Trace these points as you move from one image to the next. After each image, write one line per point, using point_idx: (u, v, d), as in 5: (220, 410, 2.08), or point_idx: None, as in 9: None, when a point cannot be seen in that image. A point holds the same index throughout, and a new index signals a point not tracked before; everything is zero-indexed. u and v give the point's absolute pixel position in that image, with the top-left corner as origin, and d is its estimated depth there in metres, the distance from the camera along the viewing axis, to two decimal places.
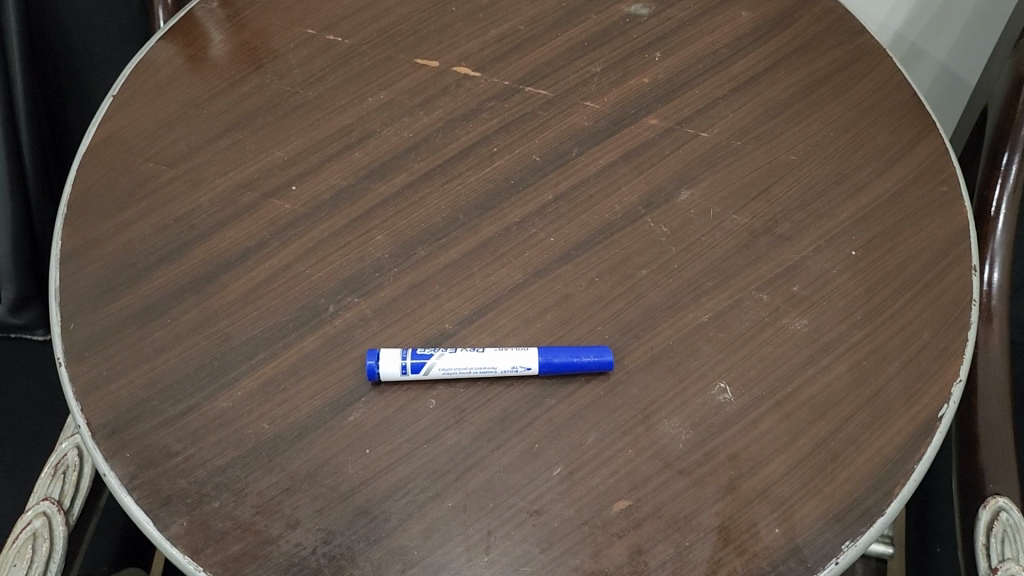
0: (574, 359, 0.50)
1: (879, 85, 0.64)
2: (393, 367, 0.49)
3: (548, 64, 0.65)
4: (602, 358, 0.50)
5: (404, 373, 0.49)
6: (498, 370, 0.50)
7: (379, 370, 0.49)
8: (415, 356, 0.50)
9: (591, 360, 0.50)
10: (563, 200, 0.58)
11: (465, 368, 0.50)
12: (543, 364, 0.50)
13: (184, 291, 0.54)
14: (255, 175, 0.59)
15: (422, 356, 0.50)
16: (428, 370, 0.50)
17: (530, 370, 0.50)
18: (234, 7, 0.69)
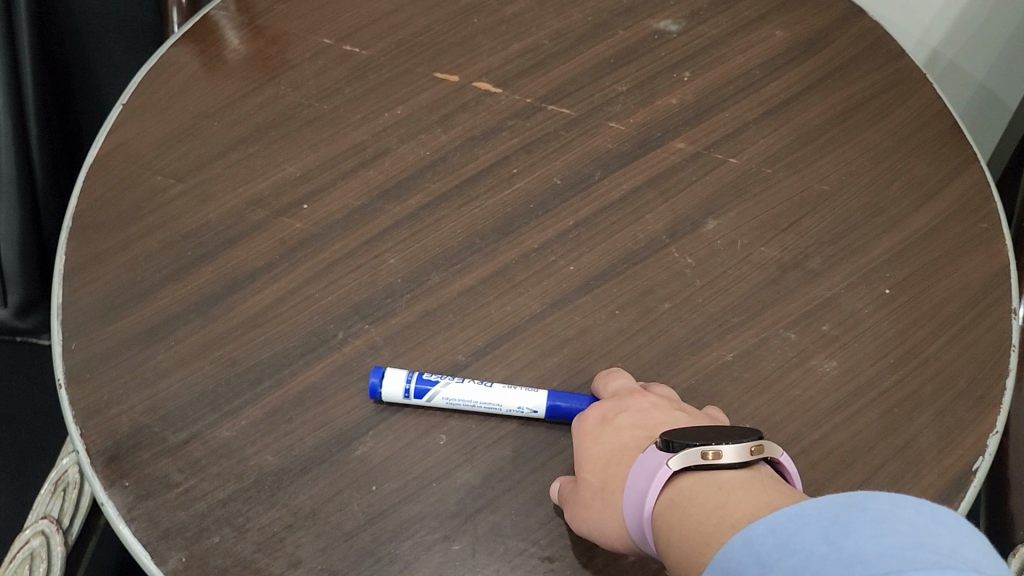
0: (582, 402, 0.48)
1: (919, 111, 0.62)
2: (396, 389, 0.48)
3: (573, 82, 0.62)
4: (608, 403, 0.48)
5: (407, 398, 0.48)
6: (503, 410, 0.47)
7: (383, 391, 0.48)
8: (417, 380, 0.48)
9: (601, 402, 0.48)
10: (584, 226, 0.55)
11: (469, 400, 0.48)
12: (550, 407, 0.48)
13: (190, 312, 0.52)
14: (266, 192, 0.57)
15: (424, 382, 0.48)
16: (431, 399, 0.48)
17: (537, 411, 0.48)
18: (250, 13, 0.67)
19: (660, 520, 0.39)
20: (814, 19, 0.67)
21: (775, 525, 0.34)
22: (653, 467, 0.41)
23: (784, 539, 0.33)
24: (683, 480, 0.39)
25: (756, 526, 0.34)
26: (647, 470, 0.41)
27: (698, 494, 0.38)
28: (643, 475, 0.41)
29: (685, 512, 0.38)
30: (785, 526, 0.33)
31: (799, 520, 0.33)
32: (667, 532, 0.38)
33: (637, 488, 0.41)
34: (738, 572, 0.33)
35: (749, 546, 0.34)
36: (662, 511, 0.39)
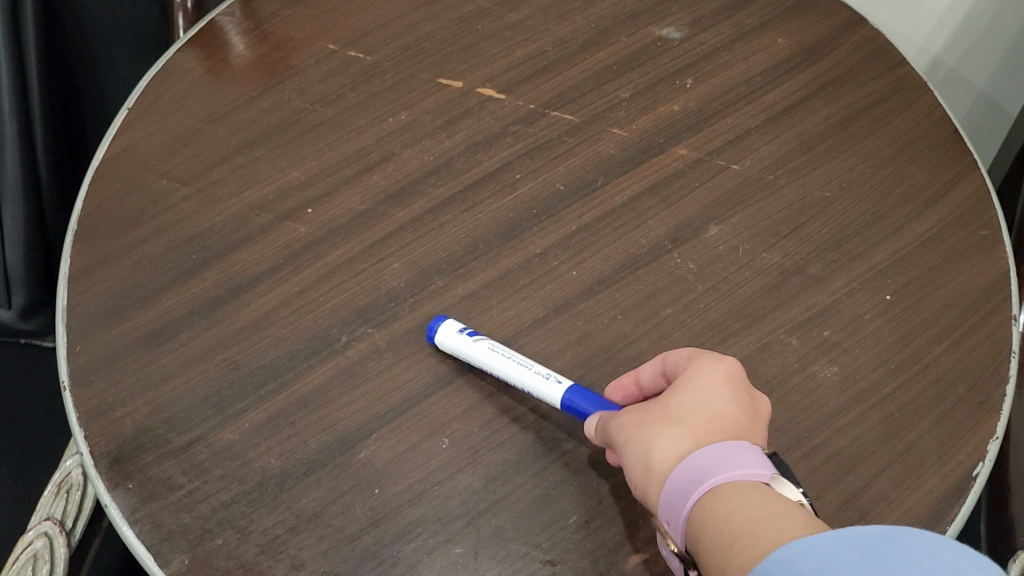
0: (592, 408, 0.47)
1: (920, 118, 0.62)
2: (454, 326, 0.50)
3: (575, 89, 0.63)
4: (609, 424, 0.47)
5: (459, 332, 0.50)
6: (531, 367, 0.48)
7: (441, 326, 0.50)
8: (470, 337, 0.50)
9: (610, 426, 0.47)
10: (587, 231, 0.56)
11: (508, 355, 0.49)
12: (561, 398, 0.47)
13: (194, 315, 0.52)
14: (270, 197, 0.57)
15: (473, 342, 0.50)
16: (478, 338, 0.50)
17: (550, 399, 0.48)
18: (255, 19, 0.68)
19: (698, 520, 0.37)
20: (816, 27, 0.67)
21: (812, 547, 0.33)
22: (713, 464, 0.38)
23: (823, 562, 0.32)
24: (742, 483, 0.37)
25: (794, 545, 0.33)
26: (707, 459, 0.38)
27: (745, 501, 0.36)
28: (696, 463, 0.39)
29: (731, 520, 0.36)
30: (825, 549, 0.32)
31: (836, 546, 0.32)
32: (707, 539, 0.37)
33: (682, 473, 0.39)
34: None
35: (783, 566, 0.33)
36: (705, 511, 0.37)
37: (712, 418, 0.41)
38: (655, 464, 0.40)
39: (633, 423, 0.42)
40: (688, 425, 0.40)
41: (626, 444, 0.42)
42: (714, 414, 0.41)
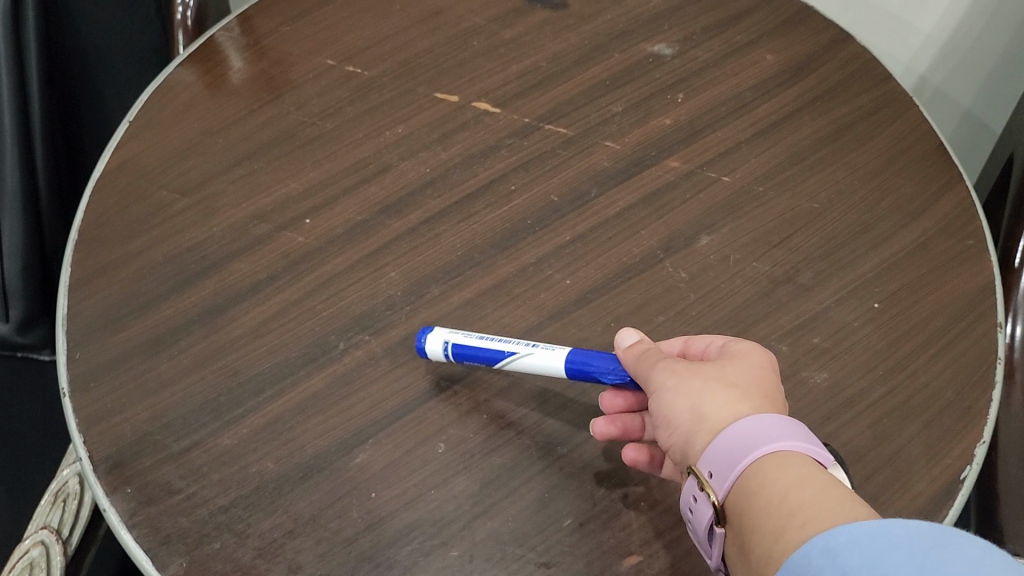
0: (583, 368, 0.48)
1: (906, 132, 0.63)
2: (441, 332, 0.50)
3: (569, 103, 0.64)
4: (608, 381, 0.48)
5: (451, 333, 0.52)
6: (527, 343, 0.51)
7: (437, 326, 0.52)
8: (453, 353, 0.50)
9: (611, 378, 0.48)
10: (580, 241, 0.57)
11: None
12: (568, 367, 0.49)
13: (193, 323, 0.53)
14: (269, 207, 0.58)
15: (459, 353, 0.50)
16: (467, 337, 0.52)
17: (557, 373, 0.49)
18: (255, 35, 0.69)
19: (757, 484, 0.38)
20: (804, 44, 0.68)
21: (859, 536, 0.33)
22: (783, 434, 0.39)
23: (872, 557, 0.33)
24: (809, 461, 0.38)
25: (840, 533, 0.34)
26: (777, 427, 0.39)
27: (813, 482, 0.37)
28: (766, 429, 0.39)
29: (800, 495, 0.36)
30: (874, 543, 0.33)
31: (884, 541, 0.33)
32: (767, 506, 0.37)
33: (749, 431, 0.39)
34: None
35: (828, 554, 0.34)
36: (769, 478, 0.38)
37: (762, 387, 0.42)
38: (705, 415, 0.41)
39: (685, 373, 0.43)
40: (741, 388, 0.42)
41: (674, 387, 0.43)
42: (764, 384, 0.42)
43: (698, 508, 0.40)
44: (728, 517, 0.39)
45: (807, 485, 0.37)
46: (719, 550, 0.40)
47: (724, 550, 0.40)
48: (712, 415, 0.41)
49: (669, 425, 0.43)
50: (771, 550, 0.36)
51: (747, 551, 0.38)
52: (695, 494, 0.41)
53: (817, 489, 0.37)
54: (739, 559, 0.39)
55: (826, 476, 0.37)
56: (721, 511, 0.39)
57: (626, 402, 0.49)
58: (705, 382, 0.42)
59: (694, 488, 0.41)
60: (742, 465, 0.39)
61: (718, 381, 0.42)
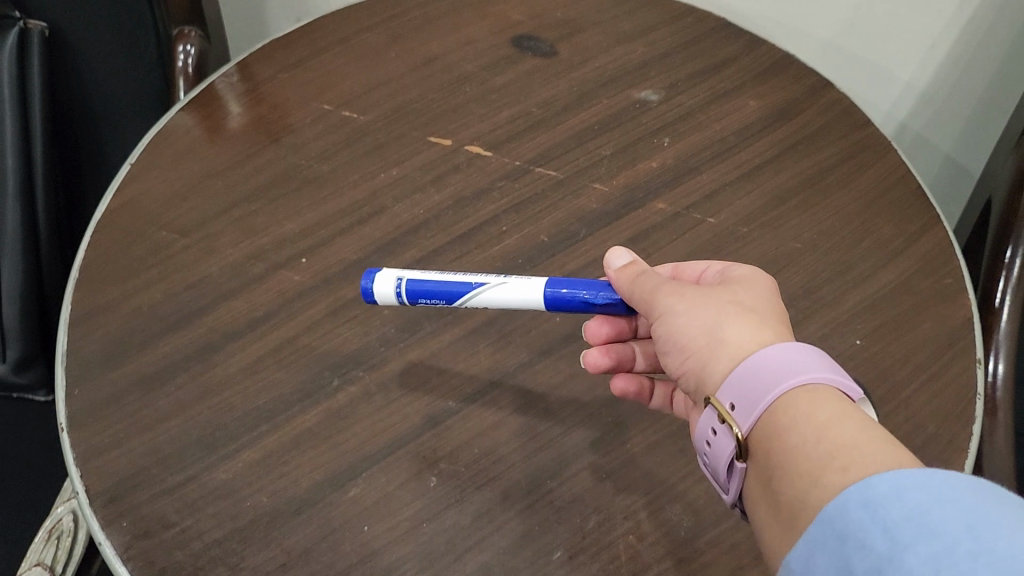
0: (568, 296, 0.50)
1: (885, 175, 0.65)
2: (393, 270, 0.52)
3: (559, 147, 0.66)
4: (594, 304, 0.50)
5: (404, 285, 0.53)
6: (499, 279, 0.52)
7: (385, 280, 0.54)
8: (408, 293, 0.52)
9: (598, 301, 0.50)
10: (570, 280, 0.58)
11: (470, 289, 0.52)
12: (546, 297, 0.50)
13: (190, 360, 0.54)
14: (267, 247, 0.60)
15: (415, 291, 0.52)
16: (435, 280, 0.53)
17: (534, 305, 0.51)
18: (254, 81, 0.71)
19: (792, 423, 0.39)
20: (786, 90, 0.71)
21: (900, 488, 0.34)
22: (808, 361, 0.40)
23: (917, 511, 0.33)
24: (839, 397, 0.40)
25: (880, 483, 0.34)
26: (801, 357, 0.41)
27: (850, 425, 0.38)
28: (794, 360, 0.40)
29: (837, 440, 0.37)
30: (918, 498, 0.33)
31: (928, 497, 0.33)
32: (802, 447, 0.38)
33: (775, 361, 0.40)
34: (857, 534, 0.34)
35: (869, 509, 0.34)
36: (803, 416, 0.39)
37: (769, 313, 0.45)
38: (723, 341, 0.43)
39: (702, 304, 0.45)
40: (757, 319, 0.44)
41: (686, 311, 0.45)
42: (772, 314, 0.45)
43: (719, 442, 0.42)
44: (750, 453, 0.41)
45: (844, 429, 0.38)
46: (738, 485, 0.42)
47: (742, 485, 0.42)
48: (728, 337, 0.43)
49: (683, 352, 0.45)
50: (808, 495, 0.37)
51: (776, 494, 0.39)
52: (715, 427, 0.42)
53: (856, 433, 0.37)
54: (766, 502, 0.40)
55: (863, 419, 0.38)
56: (744, 448, 0.41)
57: (613, 328, 0.53)
58: (719, 309, 0.44)
59: (715, 422, 0.42)
60: (773, 396, 0.40)
61: (736, 313, 0.44)
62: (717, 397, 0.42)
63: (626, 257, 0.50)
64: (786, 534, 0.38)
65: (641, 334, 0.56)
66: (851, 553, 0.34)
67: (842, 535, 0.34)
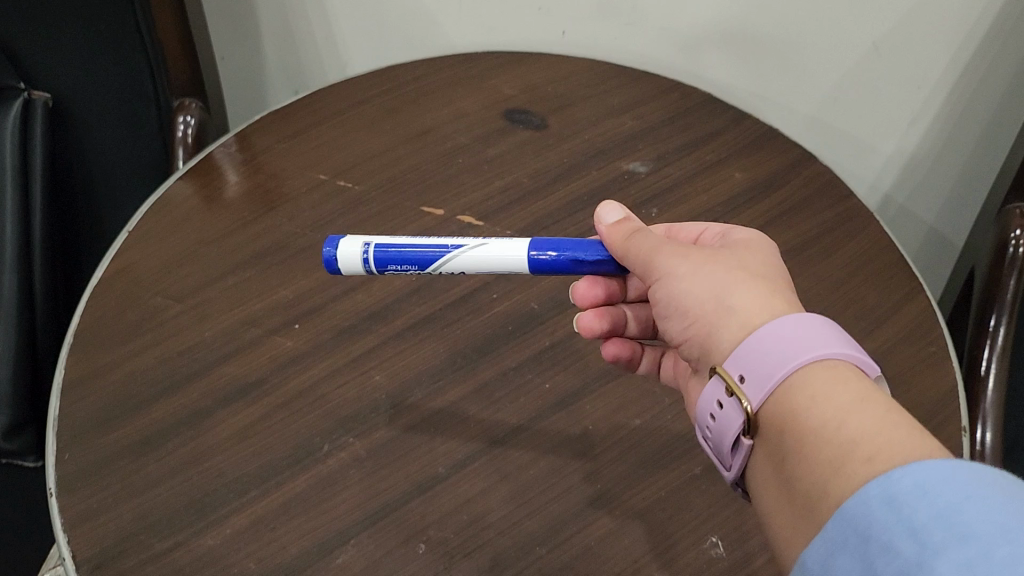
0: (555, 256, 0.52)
1: (869, 245, 0.67)
2: (359, 236, 0.53)
3: (549, 216, 0.67)
4: (582, 262, 0.52)
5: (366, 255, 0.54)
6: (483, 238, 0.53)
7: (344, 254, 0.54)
8: (376, 261, 0.53)
9: (587, 260, 0.52)
10: (559, 347, 0.59)
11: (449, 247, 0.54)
12: (530, 259, 0.52)
13: (180, 425, 0.54)
14: (260, 313, 0.60)
15: (383, 258, 0.53)
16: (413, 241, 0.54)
17: (517, 267, 0.52)
18: (251, 151, 0.73)
19: (810, 403, 0.39)
20: (771, 163, 0.73)
21: (926, 486, 0.34)
22: (824, 337, 0.41)
23: (944, 510, 0.32)
24: (856, 374, 0.40)
25: (904, 480, 0.34)
26: (816, 330, 0.42)
27: (872, 411, 0.38)
28: (809, 333, 0.41)
29: (859, 428, 0.37)
30: (945, 494, 0.33)
31: (954, 494, 0.33)
32: (823, 433, 0.38)
33: (790, 334, 0.41)
34: (882, 533, 0.34)
35: (894, 506, 0.34)
36: (823, 395, 0.39)
37: (774, 280, 0.46)
38: (731, 307, 0.44)
39: (710, 270, 0.46)
40: (765, 288, 0.45)
41: (688, 276, 0.46)
42: (777, 281, 0.46)
43: (725, 415, 0.43)
44: (757, 429, 0.42)
45: (866, 414, 0.38)
46: (741, 462, 0.44)
47: (745, 462, 0.44)
48: (735, 305, 0.44)
49: (687, 317, 0.47)
50: (827, 484, 0.37)
51: (792, 481, 0.40)
52: (722, 401, 0.43)
53: (878, 420, 0.38)
54: (780, 487, 0.41)
55: (885, 403, 0.39)
56: (750, 423, 0.42)
57: (603, 291, 0.57)
58: (726, 275, 0.46)
59: (722, 395, 0.43)
60: (788, 371, 0.40)
61: (744, 282, 0.45)
62: (726, 368, 0.43)
63: (616, 213, 0.52)
64: (802, 522, 0.39)
65: (631, 298, 0.59)
66: (875, 554, 0.34)
67: (866, 537, 0.34)
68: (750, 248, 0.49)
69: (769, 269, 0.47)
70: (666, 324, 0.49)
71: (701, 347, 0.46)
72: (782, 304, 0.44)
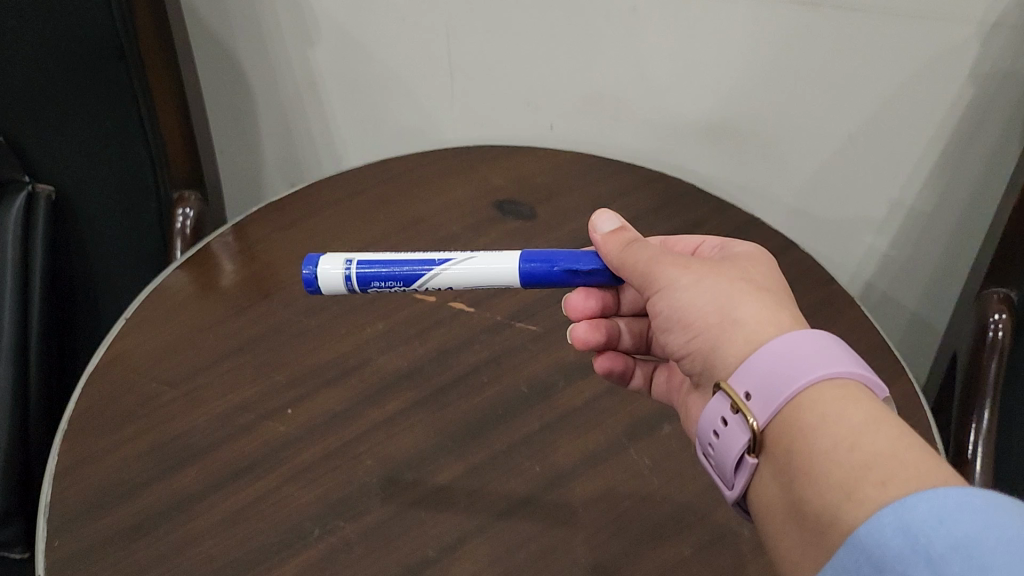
0: (549, 268, 0.55)
1: (851, 328, 0.68)
2: (342, 254, 0.56)
3: (539, 302, 0.69)
4: (575, 272, 0.55)
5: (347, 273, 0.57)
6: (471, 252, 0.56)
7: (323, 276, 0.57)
8: (359, 278, 0.55)
9: (580, 271, 0.56)
10: (550, 429, 0.60)
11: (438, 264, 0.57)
12: (523, 272, 0.55)
13: (172, 510, 0.54)
14: (254, 398, 0.61)
15: (365, 274, 0.55)
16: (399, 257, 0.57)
17: (509, 280, 0.56)
18: (248, 240, 0.75)
19: (821, 425, 0.41)
20: None
21: (941, 515, 0.34)
22: (833, 356, 0.43)
23: (962, 541, 0.33)
24: (865, 394, 0.42)
25: (919, 507, 0.35)
26: (824, 349, 0.43)
27: (884, 433, 0.39)
28: (818, 351, 0.43)
29: (872, 452, 0.38)
30: (962, 525, 0.33)
31: (970, 524, 0.33)
32: (836, 456, 0.39)
33: (798, 351, 0.43)
34: (897, 562, 0.34)
35: (910, 534, 0.34)
36: (834, 417, 0.41)
37: (776, 295, 0.49)
38: (737, 320, 0.47)
39: (714, 284, 0.49)
40: (769, 304, 0.47)
41: (692, 287, 0.49)
42: (779, 296, 0.49)
43: (730, 434, 0.45)
44: (762, 448, 0.44)
45: (878, 436, 0.39)
46: (745, 480, 0.45)
47: (748, 480, 0.45)
48: (741, 317, 0.47)
49: (690, 329, 0.49)
50: (839, 508, 0.38)
51: (800, 503, 0.41)
52: (727, 419, 0.45)
53: (891, 443, 0.39)
54: (789, 513, 0.42)
55: (896, 426, 0.40)
56: (756, 441, 0.44)
57: (597, 303, 0.61)
58: (731, 290, 0.48)
59: (727, 412, 0.45)
60: (798, 388, 0.42)
61: (749, 298, 0.48)
62: (732, 386, 0.45)
63: (611, 222, 0.55)
64: (814, 547, 0.40)
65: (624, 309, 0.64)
66: None
67: (879, 566, 0.35)
68: (745, 260, 0.52)
69: (771, 285, 0.50)
70: (667, 336, 0.52)
71: (704, 357, 0.49)
72: (783, 313, 0.47)
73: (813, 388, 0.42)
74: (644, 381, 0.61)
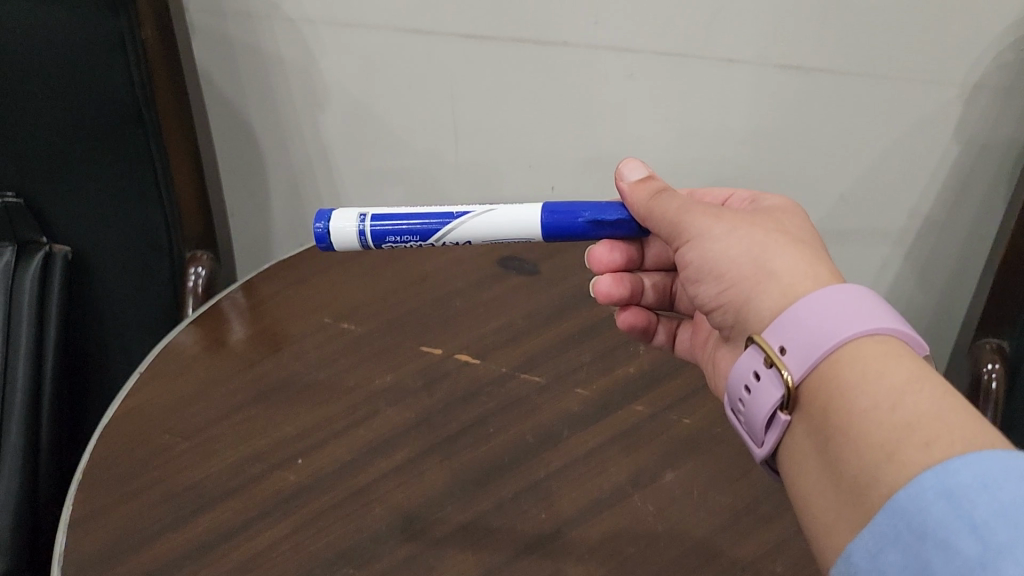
0: (573, 219, 0.57)
1: None
2: (356, 211, 0.58)
3: (542, 354, 0.71)
4: (600, 223, 0.58)
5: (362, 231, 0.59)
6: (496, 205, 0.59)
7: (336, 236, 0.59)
8: (373, 234, 0.58)
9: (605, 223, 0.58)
10: (555, 476, 0.61)
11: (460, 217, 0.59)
12: (548, 224, 0.57)
13: (185, 558, 0.55)
14: (265, 448, 0.62)
15: (379, 231, 0.57)
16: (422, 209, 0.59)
17: (532, 233, 0.58)
18: (258, 297, 0.77)
19: (863, 382, 0.42)
20: None
21: (983, 483, 0.35)
22: (873, 313, 0.44)
23: (1008, 508, 0.34)
24: (905, 350, 0.43)
25: (963, 472, 0.36)
26: (863, 304, 0.45)
27: (926, 395, 0.40)
28: (857, 307, 0.44)
29: (915, 413, 0.39)
30: (1007, 492, 0.35)
31: (1013, 490, 0.35)
32: (878, 414, 0.40)
33: (838, 304, 0.45)
34: (942, 528, 0.35)
35: (955, 500, 0.35)
36: (875, 375, 0.42)
37: (809, 245, 0.50)
38: (771, 270, 0.49)
39: (748, 235, 0.51)
40: (802, 255, 0.49)
41: (725, 238, 0.51)
42: (811, 247, 0.50)
43: (762, 391, 0.47)
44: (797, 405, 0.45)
45: (921, 396, 0.40)
46: (775, 438, 0.47)
47: (779, 438, 0.47)
48: (776, 269, 0.48)
49: (723, 280, 0.51)
50: (879, 466, 0.39)
51: (839, 467, 0.41)
52: (762, 372, 0.47)
53: (933, 404, 0.40)
54: (823, 475, 0.43)
55: (937, 387, 0.41)
56: (791, 398, 0.45)
57: (622, 256, 0.66)
58: (764, 241, 0.50)
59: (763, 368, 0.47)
60: (837, 342, 0.43)
61: (782, 249, 0.49)
62: (766, 337, 0.47)
63: (638, 173, 0.58)
64: (849, 507, 0.40)
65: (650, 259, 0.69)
66: (931, 551, 0.35)
67: (922, 533, 0.36)
68: (777, 214, 0.54)
69: (803, 236, 0.51)
70: (696, 287, 0.54)
71: (736, 310, 0.51)
72: (818, 266, 0.49)
73: (852, 345, 0.43)
74: (667, 336, 0.69)
